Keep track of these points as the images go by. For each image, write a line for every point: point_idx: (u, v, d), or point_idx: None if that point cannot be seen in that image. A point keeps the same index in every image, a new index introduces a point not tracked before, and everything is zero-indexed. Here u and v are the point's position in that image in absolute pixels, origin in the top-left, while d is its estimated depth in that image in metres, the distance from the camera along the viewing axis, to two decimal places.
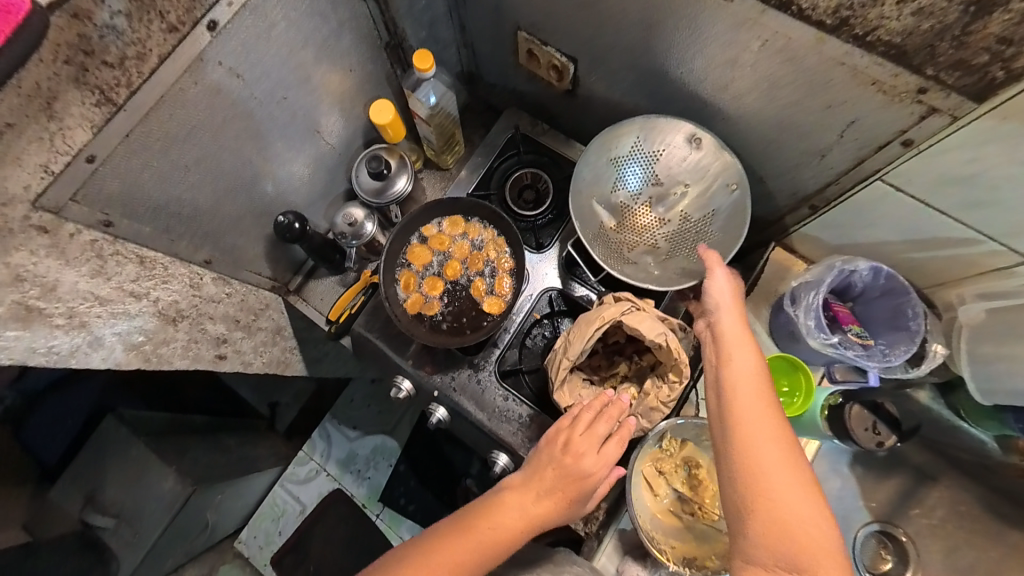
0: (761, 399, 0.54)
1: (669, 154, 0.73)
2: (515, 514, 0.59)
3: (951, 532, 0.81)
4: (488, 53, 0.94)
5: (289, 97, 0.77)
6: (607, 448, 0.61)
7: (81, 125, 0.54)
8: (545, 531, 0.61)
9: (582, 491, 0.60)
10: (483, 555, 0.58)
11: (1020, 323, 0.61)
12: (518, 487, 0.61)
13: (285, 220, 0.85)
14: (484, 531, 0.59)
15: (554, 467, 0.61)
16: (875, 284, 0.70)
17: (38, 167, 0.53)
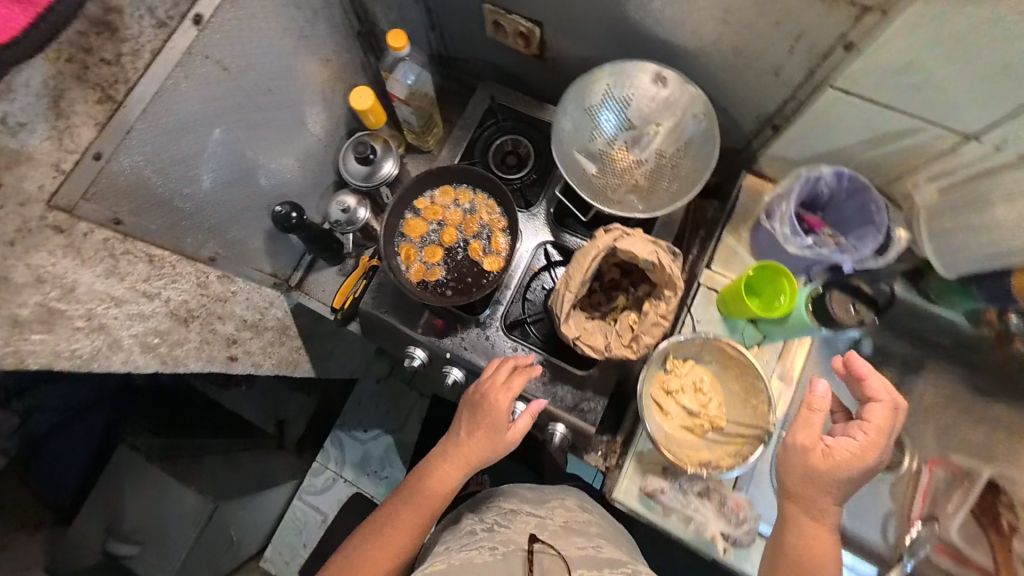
0: (824, 521, 0.62)
1: (639, 96, 0.79)
2: (448, 462, 0.72)
3: (939, 413, 0.89)
4: (456, 31, 0.99)
5: (274, 87, 0.83)
6: (512, 380, 0.72)
7: (87, 123, 0.59)
8: (480, 465, 0.73)
9: (499, 428, 0.71)
10: (432, 500, 0.72)
11: (973, 195, 0.68)
12: (447, 441, 0.74)
13: (282, 210, 0.87)
14: (426, 483, 0.72)
15: (470, 408, 0.74)
16: (840, 187, 0.76)
17: (51, 167, 0.57)
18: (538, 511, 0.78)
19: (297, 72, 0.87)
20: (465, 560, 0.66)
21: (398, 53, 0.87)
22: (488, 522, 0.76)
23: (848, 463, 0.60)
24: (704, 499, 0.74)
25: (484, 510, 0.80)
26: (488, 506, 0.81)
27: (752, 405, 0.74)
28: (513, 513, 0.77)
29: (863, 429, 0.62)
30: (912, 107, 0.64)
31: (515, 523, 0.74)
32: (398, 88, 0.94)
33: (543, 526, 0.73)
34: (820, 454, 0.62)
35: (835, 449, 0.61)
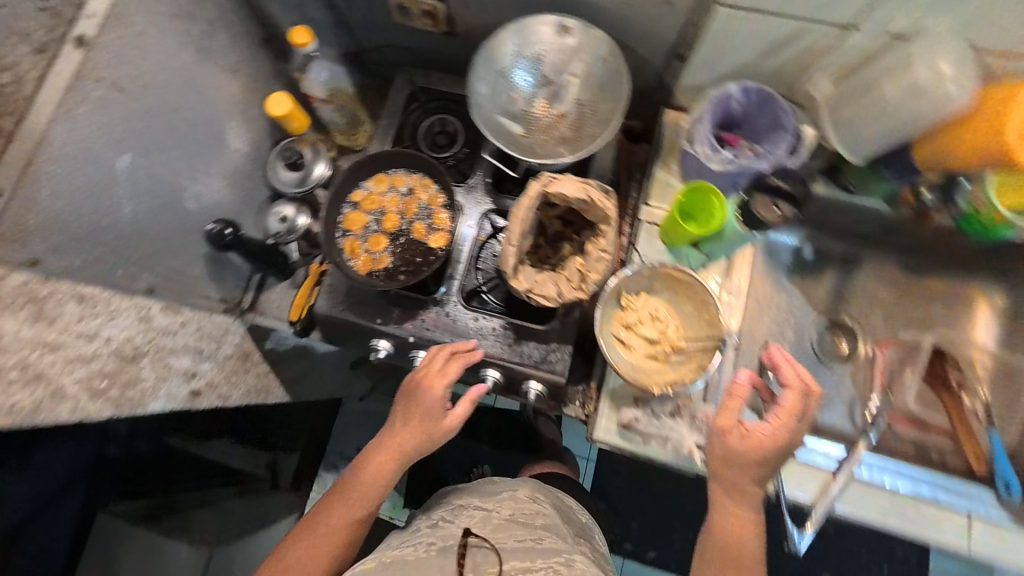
0: (746, 500, 0.69)
1: (548, 50, 0.82)
2: (389, 449, 0.78)
3: (879, 296, 0.96)
4: (364, 23, 1.00)
5: (181, 105, 0.81)
6: (448, 366, 0.79)
7: None
8: (416, 451, 0.79)
9: (435, 414, 0.78)
10: (372, 485, 0.77)
11: (861, 80, 0.74)
12: (389, 429, 0.80)
13: (215, 228, 0.85)
14: (369, 469, 0.78)
15: (406, 399, 0.80)
16: (750, 101, 0.80)
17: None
18: (484, 504, 0.82)
19: (200, 86, 0.84)
20: (399, 556, 0.71)
21: (303, 50, 0.87)
22: (434, 518, 0.81)
23: (767, 449, 0.66)
24: (677, 417, 0.77)
25: (435, 507, 0.85)
26: (440, 503, 0.85)
27: (705, 319, 0.78)
28: (460, 508, 0.81)
29: (780, 417, 0.67)
30: (791, 10, 0.67)
31: (457, 518, 0.78)
32: (316, 89, 0.95)
33: (484, 519, 0.77)
34: (744, 439, 0.67)
35: (755, 436, 0.67)
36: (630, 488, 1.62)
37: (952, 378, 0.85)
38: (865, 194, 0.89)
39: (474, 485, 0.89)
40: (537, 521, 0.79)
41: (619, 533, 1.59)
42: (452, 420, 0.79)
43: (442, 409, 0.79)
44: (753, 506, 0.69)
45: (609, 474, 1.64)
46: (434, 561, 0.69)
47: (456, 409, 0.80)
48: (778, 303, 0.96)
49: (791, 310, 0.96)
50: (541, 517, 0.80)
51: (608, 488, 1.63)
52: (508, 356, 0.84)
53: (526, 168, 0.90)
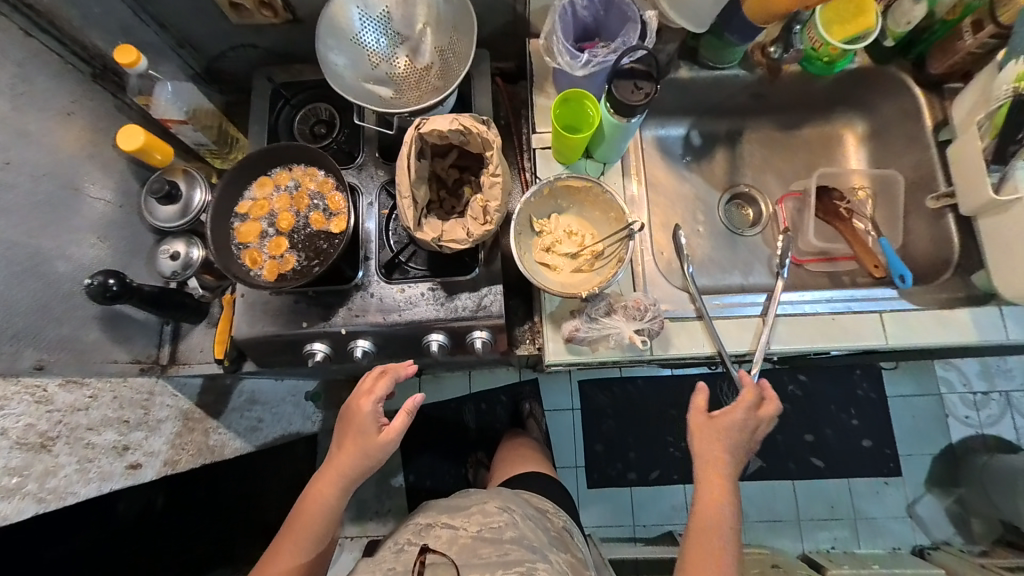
0: (716, 472, 0.75)
1: (391, 6, 0.83)
2: (327, 474, 0.79)
3: (762, 158, 1.05)
4: (203, 31, 0.96)
5: (14, 159, 0.74)
6: (375, 384, 0.81)
7: None
8: (353, 471, 0.79)
9: (369, 433, 0.79)
10: (312, 514, 0.78)
11: None
12: (329, 456, 0.81)
13: (95, 281, 0.77)
14: (310, 498, 0.79)
15: (343, 423, 0.82)
16: (593, 4, 0.85)
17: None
18: (454, 520, 0.80)
19: (29, 137, 0.76)
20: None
21: (134, 69, 0.80)
22: (399, 539, 0.79)
23: (723, 427, 0.77)
24: (614, 315, 0.75)
25: (403, 530, 0.82)
26: (409, 524, 0.83)
27: (610, 218, 0.81)
28: (427, 528, 0.79)
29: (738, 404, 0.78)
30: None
31: (424, 539, 0.77)
32: (169, 111, 0.89)
33: (452, 538, 0.76)
34: (710, 421, 0.77)
35: (721, 422, 0.77)
36: (619, 422, 1.68)
37: (842, 207, 0.94)
38: (725, 66, 0.94)
39: (448, 501, 0.87)
40: (508, 534, 0.76)
41: (621, 467, 1.65)
42: (384, 435, 0.78)
43: (374, 426, 0.79)
44: (724, 480, 0.75)
45: (596, 416, 1.69)
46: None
47: (390, 423, 0.79)
48: (682, 191, 1.03)
49: (694, 195, 1.04)
50: (510, 529, 0.77)
51: (599, 429, 1.68)
52: (445, 315, 0.83)
53: (399, 123, 0.89)
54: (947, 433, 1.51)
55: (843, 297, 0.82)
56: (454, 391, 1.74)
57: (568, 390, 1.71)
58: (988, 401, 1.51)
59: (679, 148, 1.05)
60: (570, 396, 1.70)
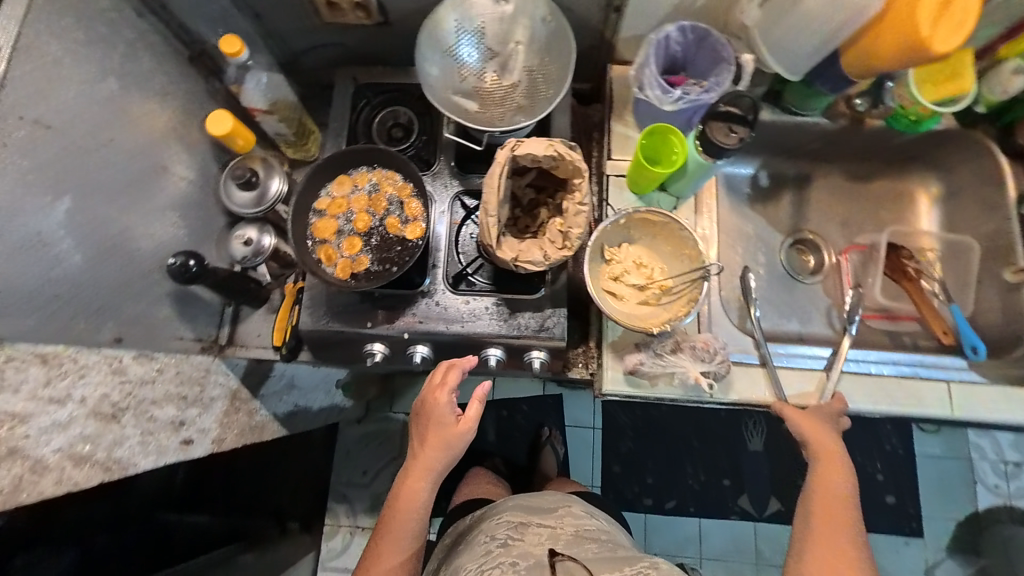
0: (833, 476, 0.73)
1: (487, 22, 0.84)
2: (415, 471, 0.82)
3: (827, 204, 1.05)
4: (291, 27, 0.97)
5: (116, 137, 0.76)
6: (447, 377, 0.83)
7: None
8: (439, 463, 0.82)
9: (449, 423, 0.82)
10: (410, 509, 0.82)
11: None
12: (413, 454, 0.84)
13: (177, 261, 0.80)
14: (403, 496, 0.82)
15: (419, 418, 0.85)
16: (688, 39, 0.85)
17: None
18: (546, 521, 0.89)
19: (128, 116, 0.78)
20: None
21: (235, 59, 0.84)
22: (502, 538, 0.84)
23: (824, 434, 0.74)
24: (678, 353, 0.76)
25: (495, 528, 0.88)
26: (500, 522, 0.89)
27: (684, 255, 0.81)
28: (523, 527, 0.87)
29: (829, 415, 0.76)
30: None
31: (527, 537, 0.83)
32: (255, 100, 0.93)
33: (554, 536, 0.84)
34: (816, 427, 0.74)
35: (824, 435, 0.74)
36: (638, 445, 1.68)
37: (910, 267, 0.93)
38: (806, 112, 0.94)
39: (527, 503, 0.96)
40: (601, 536, 0.88)
41: (637, 491, 1.65)
42: (464, 423, 0.81)
43: (452, 417, 0.82)
44: (843, 497, 0.71)
45: (616, 437, 1.69)
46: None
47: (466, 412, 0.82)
48: (747, 231, 1.03)
49: (758, 236, 1.04)
50: (602, 532, 0.89)
51: (618, 450, 1.68)
52: (506, 332, 0.85)
53: (489, 141, 0.91)
54: (974, 498, 1.48)
55: (909, 361, 0.82)
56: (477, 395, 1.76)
57: (591, 408, 1.72)
58: (1019, 471, 1.48)
59: (745, 186, 1.05)
60: (592, 414, 1.71)
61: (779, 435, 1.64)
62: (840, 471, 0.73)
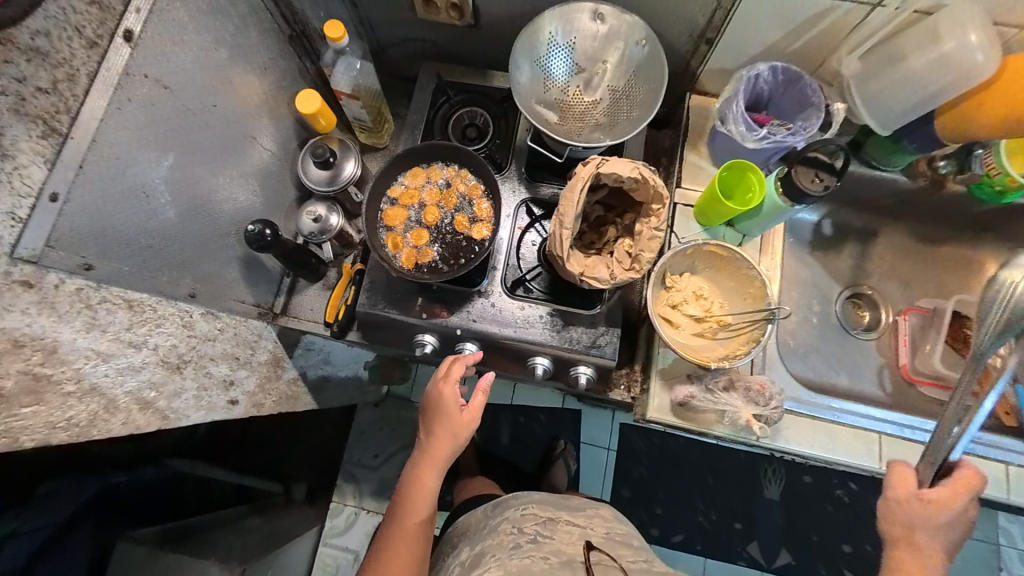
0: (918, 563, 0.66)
1: (581, 38, 0.84)
2: (424, 461, 0.85)
3: (887, 262, 1.05)
4: (384, 18, 1.00)
5: (218, 104, 0.78)
6: (453, 369, 0.85)
7: (35, 161, 0.53)
8: (447, 452, 0.84)
9: (455, 414, 0.84)
10: (424, 499, 0.84)
11: (887, 55, 0.77)
12: (423, 445, 0.86)
13: (255, 228, 0.83)
14: (414, 486, 0.84)
15: (426, 410, 0.87)
16: (777, 80, 0.85)
17: (4, 215, 0.51)
18: (576, 519, 0.92)
19: (234, 85, 0.81)
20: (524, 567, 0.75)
21: (336, 45, 0.84)
22: (531, 532, 0.86)
23: (924, 532, 0.66)
24: (730, 390, 0.77)
25: (521, 519, 0.90)
26: (527, 514, 0.91)
27: (747, 293, 0.81)
28: (552, 522, 0.89)
29: (952, 520, 0.66)
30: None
31: (558, 533, 0.85)
32: (342, 84, 0.95)
33: (586, 535, 0.86)
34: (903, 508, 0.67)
35: (924, 538, 0.66)
36: (652, 473, 1.67)
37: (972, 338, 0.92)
38: (887, 167, 0.93)
39: (550, 499, 0.99)
40: (631, 540, 0.91)
41: (645, 519, 1.63)
42: (469, 413, 0.83)
43: (458, 408, 0.84)
44: None
45: (630, 461, 1.68)
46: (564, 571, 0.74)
47: (471, 402, 0.84)
48: (802, 278, 1.04)
49: (813, 282, 1.05)
50: (631, 537, 0.92)
51: (630, 475, 1.67)
52: (557, 343, 0.86)
53: (569, 154, 0.91)
54: None
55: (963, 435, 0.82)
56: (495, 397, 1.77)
57: (608, 428, 1.72)
58: None
59: (808, 233, 1.05)
60: (609, 434, 1.71)
61: (798, 487, 1.61)
62: (923, 553, 0.66)
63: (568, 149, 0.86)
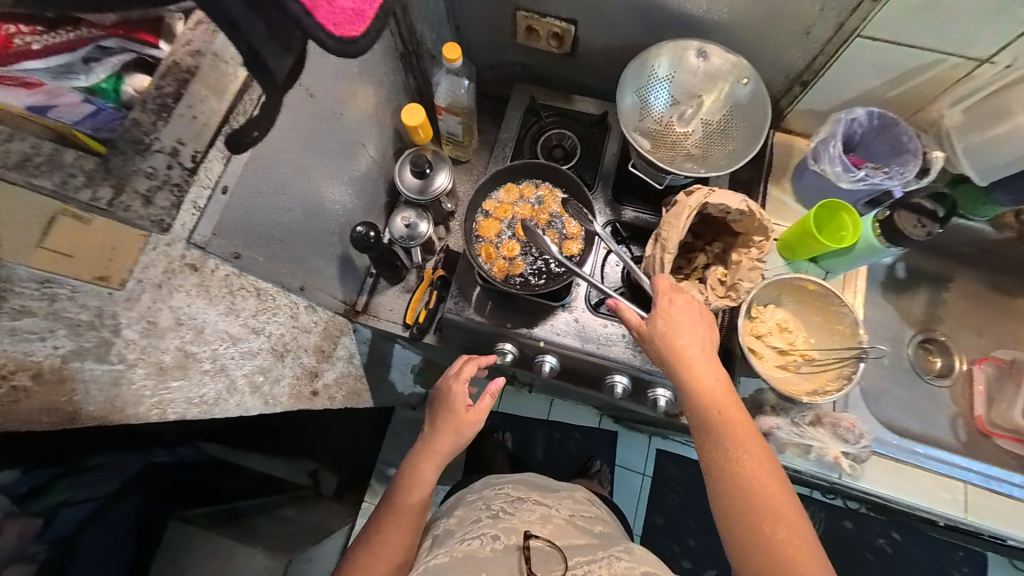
0: (732, 424, 0.63)
1: (682, 73, 0.88)
2: (426, 456, 0.86)
3: (960, 309, 1.05)
4: (483, 40, 1.05)
5: (343, 111, 0.83)
6: (464, 368, 0.89)
7: (218, 156, 0.53)
8: (449, 451, 0.87)
9: (459, 412, 0.87)
10: (419, 494, 0.86)
11: (993, 109, 0.79)
12: (424, 439, 0.88)
13: (362, 230, 0.89)
14: (410, 479, 0.86)
15: (430, 406, 0.90)
16: (872, 124, 0.87)
17: (188, 205, 0.52)
18: (544, 500, 0.99)
19: (356, 93, 0.86)
20: (470, 551, 0.83)
21: (451, 64, 0.89)
22: (496, 509, 0.94)
23: (681, 344, 0.67)
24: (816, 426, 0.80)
25: (494, 497, 0.99)
26: (500, 493, 1.00)
27: (834, 331, 0.84)
28: (520, 502, 0.97)
29: (693, 331, 0.68)
30: (932, 43, 0.75)
31: (520, 512, 0.93)
32: (440, 98, 0.99)
33: (548, 514, 0.94)
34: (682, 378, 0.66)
35: (699, 377, 0.66)
36: (686, 502, 1.65)
37: None
38: (973, 216, 0.94)
39: (533, 482, 1.07)
40: (596, 523, 0.98)
41: (677, 550, 1.61)
42: (475, 415, 0.86)
43: (467, 408, 0.87)
44: (758, 453, 0.61)
45: (664, 489, 1.67)
46: (504, 557, 0.81)
47: (478, 404, 0.87)
48: (872, 319, 1.05)
49: (884, 323, 1.06)
50: (598, 522, 0.99)
51: (664, 502, 1.66)
52: (637, 363, 0.88)
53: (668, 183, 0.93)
54: None
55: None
56: (534, 411, 1.79)
57: (643, 453, 1.72)
58: None
59: (881, 274, 1.06)
60: (644, 459, 1.71)
61: None
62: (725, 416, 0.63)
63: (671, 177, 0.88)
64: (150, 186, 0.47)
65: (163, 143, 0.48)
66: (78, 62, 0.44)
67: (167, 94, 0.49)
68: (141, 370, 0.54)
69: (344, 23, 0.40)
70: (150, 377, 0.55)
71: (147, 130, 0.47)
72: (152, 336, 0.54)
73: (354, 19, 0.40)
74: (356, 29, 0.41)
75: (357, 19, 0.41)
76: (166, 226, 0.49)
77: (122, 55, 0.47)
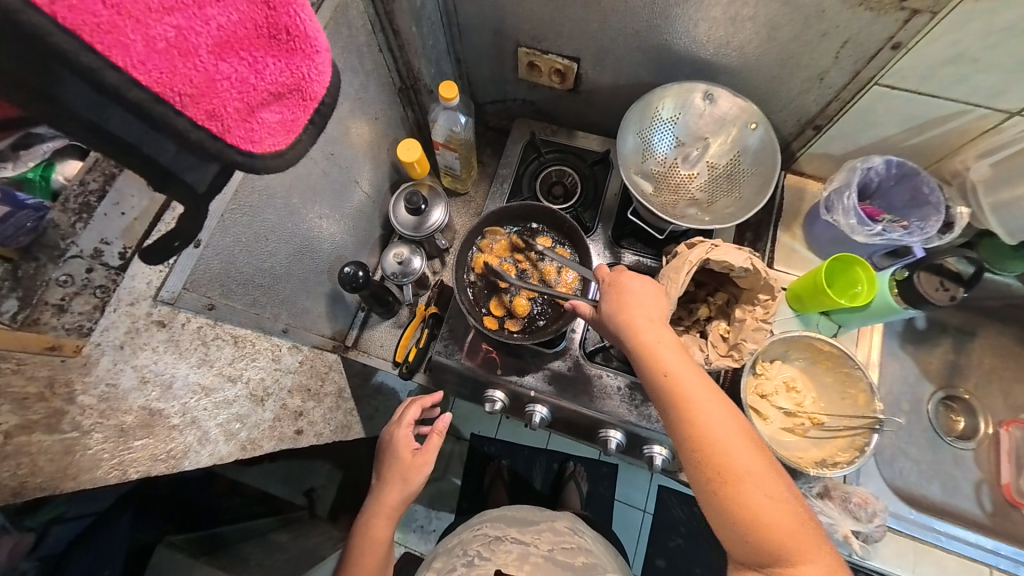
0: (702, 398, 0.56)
1: (687, 113, 0.84)
2: (376, 511, 0.83)
3: (988, 364, 0.98)
4: (486, 73, 1.02)
5: (336, 151, 0.80)
6: (409, 410, 0.87)
7: (114, 246, 0.51)
8: (400, 499, 0.83)
9: (406, 458, 0.84)
10: (377, 550, 0.82)
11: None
12: (375, 492, 0.85)
13: (350, 270, 0.86)
14: (366, 535, 0.83)
15: (380, 455, 0.88)
16: (890, 174, 0.82)
17: (89, 301, 0.49)
18: (522, 536, 0.96)
19: (353, 132, 0.83)
20: None
21: (448, 103, 0.87)
22: (472, 554, 0.93)
23: (640, 321, 0.62)
24: (826, 499, 0.77)
25: (471, 541, 0.97)
26: (477, 535, 0.98)
27: (847, 394, 0.78)
28: (497, 542, 0.94)
29: (649, 306, 0.64)
30: (957, 94, 0.70)
31: (498, 556, 0.91)
32: (439, 134, 0.96)
33: (526, 555, 0.92)
34: (654, 378, 0.59)
35: (664, 355, 0.59)
36: (688, 543, 1.58)
37: None
38: (1003, 270, 0.88)
39: (513, 514, 1.03)
40: (579, 554, 0.93)
41: None
42: (421, 458, 0.83)
43: (414, 452, 0.84)
44: (730, 424, 0.55)
45: (665, 530, 1.60)
46: None
47: (425, 446, 0.84)
48: (891, 372, 0.99)
49: (903, 377, 0.99)
50: (582, 552, 0.94)
51: (666, 543, 1.59)
52: (632, 419, 0.84)
53: (670, 231, 0.89)
54: None
55: None
56: (533, 442, 1.73)
57: (644, 489, 1.65)
58: None
59: (901, 324, 1.00)
60: (645, 496, 1.64)
61: None
62: (692, 387, 0.57)
63: (673, 225, 0.84)
64: (64, 294, 0.47)
65: (82, 247, 0.49)
66: (8, 149, 0.45)
67: (90, 191, 0.49)
68: (97, 435, 0.51)
69: (263, 137, 0.36)
70: (109, 441, 0.52)
71: (65, 233, 0.48)
72: (111, 399, 0.51)
73: (276, 130, 0.37)
74: (284, 139, 0.38)
75: (282, 130, 0.37)
76: (86, 330, 0.48)
77: (55, 144, 0.48)
